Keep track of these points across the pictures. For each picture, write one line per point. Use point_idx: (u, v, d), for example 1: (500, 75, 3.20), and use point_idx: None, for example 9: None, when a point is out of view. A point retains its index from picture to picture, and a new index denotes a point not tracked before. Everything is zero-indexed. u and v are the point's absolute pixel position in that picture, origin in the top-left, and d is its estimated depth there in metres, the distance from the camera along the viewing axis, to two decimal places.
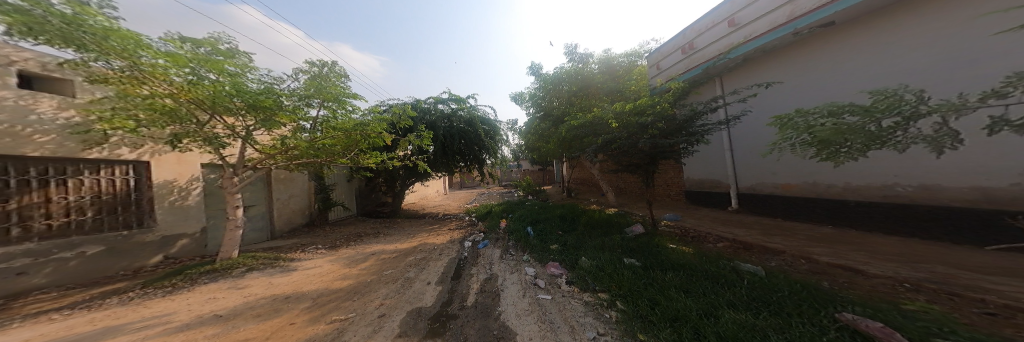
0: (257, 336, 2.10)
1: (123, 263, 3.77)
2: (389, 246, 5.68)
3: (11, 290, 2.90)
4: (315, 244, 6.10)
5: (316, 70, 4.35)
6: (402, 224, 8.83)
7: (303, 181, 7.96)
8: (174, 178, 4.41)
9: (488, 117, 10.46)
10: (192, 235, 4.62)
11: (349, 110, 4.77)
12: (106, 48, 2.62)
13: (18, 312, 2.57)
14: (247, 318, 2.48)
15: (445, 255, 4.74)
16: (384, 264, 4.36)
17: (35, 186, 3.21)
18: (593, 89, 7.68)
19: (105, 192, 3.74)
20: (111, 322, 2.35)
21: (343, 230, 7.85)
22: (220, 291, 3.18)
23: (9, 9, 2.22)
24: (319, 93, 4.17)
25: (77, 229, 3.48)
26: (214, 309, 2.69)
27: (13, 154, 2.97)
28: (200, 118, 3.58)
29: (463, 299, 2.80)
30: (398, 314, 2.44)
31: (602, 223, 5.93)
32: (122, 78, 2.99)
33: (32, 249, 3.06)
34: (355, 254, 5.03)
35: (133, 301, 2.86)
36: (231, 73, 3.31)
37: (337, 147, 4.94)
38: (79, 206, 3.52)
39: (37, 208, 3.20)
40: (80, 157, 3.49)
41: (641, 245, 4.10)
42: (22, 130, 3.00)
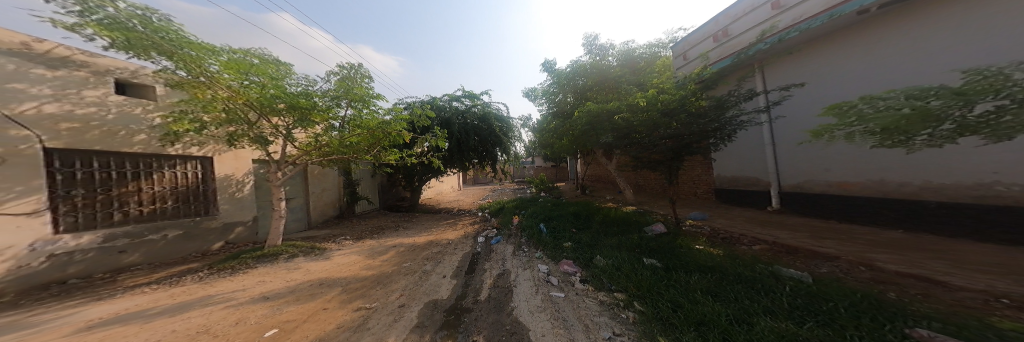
0: (297, 318, 2.31)
1: (194, 246, 4.32)
2: (407, 239, 5.94)
3: (114, 266, 3.46)
4: (345, 235, 6.55)
5: (344, 72, 4.61)
6: (420, 218, 9.18)
7: (334, 176, 8.59)
8: (230, 172, 4.93)
9: (501, 114, 10.55)
10: (246, 224, 5.15)
11: (373, 110, 5.02)
12: (182, 57, 3.09)
13: (122, 284, 3.08)
14: (290, 300, 2.74)
15: (464, 249, 4.87)
16: (403, 256, 4.58)
17: (130, 178, 3.78)
18: (609, 83, 7.39)
19: (181, 184, 4.29)
20: (186, 298, 2.70)
21: (367, 222, 8.36)
22: (269, 275, 3.55)
23: (122, 27, 2.79)
24: (346, 93, 4.44)
25: (161, 215, 4.03)
26: (264, 290, 3.00)
27: (122, 151, 3.57)
28: (251, 119, 3.95)
29: (476, 294, 2.86)
30: (416, 305, 2.56)
31: (620, 221, 5.73)
32: (193, 83, 3.40)
33: (129, 231, 3.62)
34: (377, 246, 5.32)
35: (203, 280, 3.27)
36: (274, 77, 3.64)
37: (362, 144, 5.22)
38: (162, 196, 4.07)
39: (132, 196, 3.76)
40: (160, 153, 4.01)
41: (662, 245, 3.94)
42: (120, 131, 3.53)
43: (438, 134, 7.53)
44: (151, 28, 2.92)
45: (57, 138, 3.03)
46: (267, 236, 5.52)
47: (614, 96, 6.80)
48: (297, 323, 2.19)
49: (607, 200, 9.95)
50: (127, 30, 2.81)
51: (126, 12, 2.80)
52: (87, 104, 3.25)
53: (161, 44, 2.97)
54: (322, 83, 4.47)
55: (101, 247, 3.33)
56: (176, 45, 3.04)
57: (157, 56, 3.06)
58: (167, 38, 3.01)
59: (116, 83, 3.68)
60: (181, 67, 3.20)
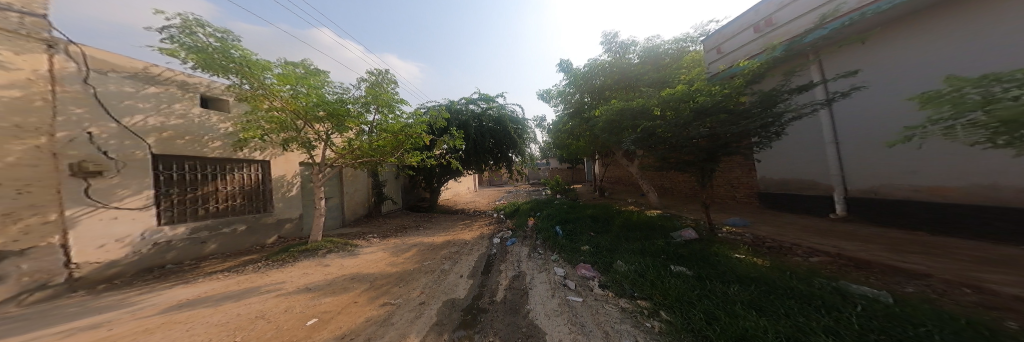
0: (332, 309, 2.49)
1: (254, 239, 4.87)
2: (427, 238, 6.16)
3: (193, 255, 4.01)
4: (373, 233, 6.95)
5: (373, 79, 4.90)
6: (438, 218, 9.47)
7: (364, 177, 9.19)
8: (280, 173, 5.49)
9: (516, 116, 10.57)
10: (293, 221, 5.68)
11: (397, 114, 5.29)
12: (245, 73, 3.53)
13: (203, 271, 3.56)
14: (328, 293, 2.96)
15: (483, 250, 4.92)
16: (423, 254, 4.74)
17: (211, 179, 4.41)
18: (628, 81, 7.07)
19: (246, 184, 4.90)
20: (245, 285, 3.03)
21: (392, 221, 8.79)
22: (311, 268, 3.87)
23: (197, 49, 3.27)
24: (374, 99, 4.72)
25: (231, 212, 4.64)
26: (307, 282, 3.29)
27: (203, 155, 4.20)
28: (299, 126, 4.39)
29: (492, 294, 2.87)
30: (435, 304, 2.62)
31: (642, 225, 5.40)
32: (254, 95, 3.84)
33: (208, 225, 4.22)
34: (400, 245, 5.59)
35: (260, 270, 3.67)
36: (316, 87, 3.99)
37: (387, 147, 5.49)
38: (232, 195, 4.68)
39: (211, 194, 4.38)
40: (232, 157, 4.61)
41: (693, 252, 3.67)
42: (202, 138, 4.18)
43: (455, 137, 7.70)
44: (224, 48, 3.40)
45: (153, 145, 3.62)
46: (311, 231, 6.05)
47: (636, 95, 6.47)
48: (332, 314, 2.36)
49: (628, 203, 9.48)
50: (201, 49, 3.29)
51: (208, 36, 3.34)
52: (170, 115, 3.83)
53: (231, 61, 3.44)
54: (355, 90, 4.80)
55: (190, 237, 3.97)
56: (240, 62, 3.48)
57: (229, 74, 3.55)
58: (236, 56, 3.48)
59: (200, 98, 4.31)
60: (244, 80, 3.65)
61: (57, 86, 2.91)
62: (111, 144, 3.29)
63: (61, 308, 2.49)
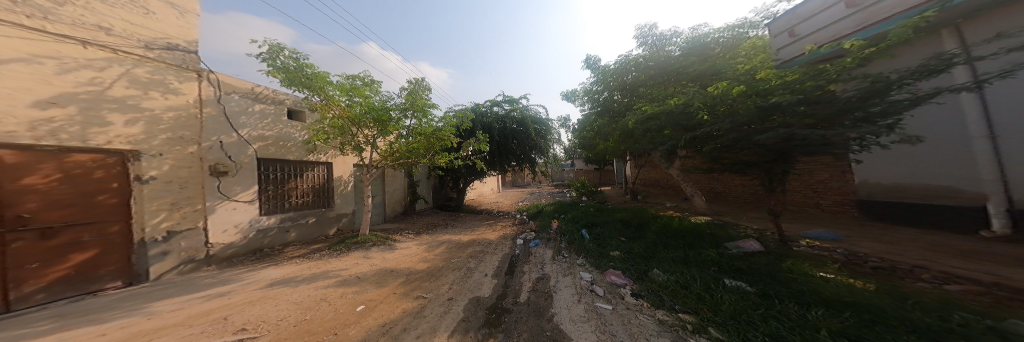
0: (375, 298, 2.71)
1: (316, 231, 5.58)
2: (456, 237, 6.41)
3: (275, 242, 4.77)
4: (408, 229, 7.44)
5: (413, 87, 5.26)
6: (464, 218, 9.78)
7: (401, 178, 9.91)
8: (336, 175, 6.20)
9: (540, 116, 10.47)
10: (347, 215, 6.39)
11: (429, 119, 5.61)
12: (315, 87, 4.11)
13: (285, 256, 4.20)
14: (370, 282, 3.25)
15: (511, 250, 4.91)
16: (452, 252, 4.92)
17: (294, 178, 5.32)
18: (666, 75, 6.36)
19: (317, 183, 5.77)
20: (308, 271, 3.45)
21: (423, 219, 9.32)
22: (360, 258, 4.29)
23: (285, 69, 3.93)
24: (411, 105, 5.06)
25: (307, 206, 5.54)
26: (358, 271, 3.65)
27: (287, 159, 5.10)
28: (354, 131, 4.93)
29: (516, 295, 2.83)
30: (462, 300, 2.69)
31: (684, 232, 4.90)
32: (320, 105, 4.44)
33: (290, 216, 5.08)
34: (432, 241, 5.89)
35: (324, 258, 4.17)
36: (366, 96, 4.45)
37: (420, 149, 5.81)
38: (307, 191, 5.57)
39: (293, 191, 5.28)
40: (307, 160, 5.50)
41: (756, 267, 3.16)
42: (285, 143, 5.07)
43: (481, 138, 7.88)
44: (304, 67, 4.04)
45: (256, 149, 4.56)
46: (360, 226, 6.73)
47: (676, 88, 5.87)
48: (374, 303, 2.57)
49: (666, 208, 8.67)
50: (286, 68, 3.93)
51: (290, 57, 3.97)
52: (258, 124, 4.64)
53: (308, 78, 4.05)
54: (396, 98, 5.20)
55: (279, 226, 4.86)
56: (312, 78, 4.05)
57: (304, 89, 4.18)
58: (311, 74, 4.05)
59: (289, 110, 5.29)
60: (313, 93, 4.25)
61: (205, 108, 3.92)
62: (232, 149, 4.21)
63: (192, 281, 3.14)
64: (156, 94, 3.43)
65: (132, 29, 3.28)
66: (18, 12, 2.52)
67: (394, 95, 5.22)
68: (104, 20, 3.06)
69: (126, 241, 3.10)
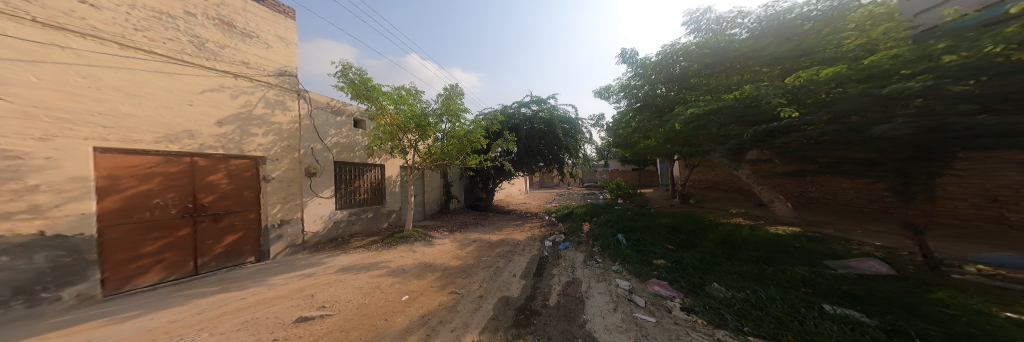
0: (415, 290, 2.93)
1: (370, 225, 6.30)
2: (488, 235, 6.59)
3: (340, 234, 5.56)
4: (443, 226, 7.90)
5: (448, 92, 5.61)
6: (494, 218, 10.01)
7: (438, 178, 10.54)
8: (386, 175, 6.92)
9: (569, 116, 10.24)
10: (394, 211, 7.07)
11: (461, 122, 5.93)
12: (371, 98, 4.89)
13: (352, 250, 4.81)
14: (412, 274, 3.53)
15: (542, 251, 4.87)
16: (482, 251, 5.06)
17: (358, 178, 6.18)
18: (732, 62, 5.06)
19: (374, 182, 6.59)
20: (366, 260, 3.94)
21: (456, 218, 9.78)
22: (404, 251, 4.71)
23: (349, 83, 4.80)
24: (446, 110, 5.43)
25: (367, 202, 6.38)
26: (403, 263, 4.01)
27: (353, 162, 5.95)
28: (400, 136, 5.51)
29: (545, 297, 2.76)
30: (491, 299, 2.76)
31: (758, 245, 4.26)
32: (374, 113, 5.19)
33: (354, 210, 5.92)
34: (464, 239, 6.16)
35: (375, 250, 4.66)
36: (409, 103, 5.05)
37: (453, 151, 6.11)
38: (367, 189, 6.42)
39: (356, 189, 6.12)
40: (365, 162, 6.30)
41: (874, 293, 2.45)
42: (352, 148, 5.91)
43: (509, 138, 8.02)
44: (363, 81, 4.84)
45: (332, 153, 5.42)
46: (404, 222, 7.37)
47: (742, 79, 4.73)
48: (414, 295, 2.79)
49: (733, 216, 7.47)
50: (351, 83, 4.80)
51: (354, 73, 4.83)
52: (331, 132, 5.44)
53: (366, 90, 4.84)
54: (433, 104, 5.63)
55: (348, 219, 5.72)
56: (368, 90, 4.82)
57: (362, 100, 5.00)
58: (366, 85, 4.82)
59: (353, 119, 6.07)
60: (369, 103, 5.03)
61: (301, 121, 4.86)
62: (319, 154, 5.15)
63: (286, 266, 3.81)
64: (271, 111, 4.37)
65: (264, 64, 4.38)
66: (202, 57, 3.60)
67: (431, 101, 5.64)
68: (246, 57, 4.13)
69: (256, 228, 4.22)
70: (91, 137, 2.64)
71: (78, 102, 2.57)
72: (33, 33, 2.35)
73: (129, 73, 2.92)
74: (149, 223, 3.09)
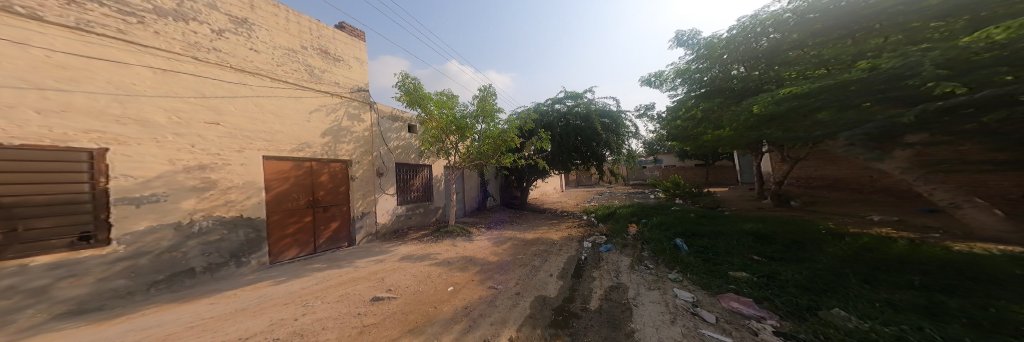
0: (458, 282, 3.14)
1: (420, 219, 7.00)
2: (525, 233, 6.67)
3: (401, 226, 6.37)
4: (480, 223, 8.26)
5: (485, 94, 6.02)
6: (529, 216, 10.03)
7: (476, 177, 11.02)
8: (431, 175, 7.57)
9: (608, 109, 9.69)
10: (439, 208, 7.74)
11: (496, 122, 6.21)
12: (421, 103, 5.49)
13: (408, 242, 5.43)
14: (455, 267, 3.79)
15: (576, 251, 4.77)
16: (517, 248, 5.13)
17: (414, 177, 7.00)
18: (864, 23, 2.90)
19: (425, 180, 7.37)
20: (417, 253, 4.37)
21: (492, 215, 10.08)
22: (447, 246, 5.08)
23: (404, 91, 5.46)
24: (482, 111, 5.87)
25: (421, 198, 7.19)
26: (447, 256, 4.34)
27: (408, 163, 6.72)
28: (444, 138, 6.01)
29: (586, 301, 2.67)
30: (528, 297, 2.79)
31: (861, 255, 3.35)
32: (422, 117, 5.78)
33: (411, 206, 6.73)
34: (500, 236, 6.33)
35: (423, 244, 5.13)
36: (452, 107, 5.55)
37: (489, 150, 6.34)
38: (422, 186, 7.24)
39: (413, 187, 6.92)
40: (415, 163, 7.00)
41: None
42: (406, 151, 6.65)
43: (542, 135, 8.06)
44: (414, 88, 5.46)
45: (393, 154, 6.27)
46: (447, 218, 7.95)
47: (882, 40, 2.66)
48: (457, 286, 2.99)
49: (876, 224, 5.09)
50: (405, 91, 5.46)
51: (407, 83, 5.47)
52: (391, 137, 6.23)
53: (415, 97, 5.44)
54: (471, 106, 6.08)
55: (406, 213, 6.49)
56: (418, 96, 5.42)
57: (413, 106, 5.61)
58: (416, 92, 5.43)
59: (410, 125, 6.84)
60: (418, 109, 5.62)
61: (372, 128, 5.68)
62: (387, 157, 6.02)
63: (357, 255, 4.49)
64: (348, 122, 5.18)
65: (349, 82, 5.29)
66: (314, 81, 4.66)
67: (469, 104, 6.11)
68: (340, 79, 5.11)
69: (342, 224, 5.06)
70: (263, 147, 3.85)
71: (254, 123, 3.75)
72: (230, 76, 3.51)
73: (281, 99, 4.10)
74: (291, 210, 4.30)
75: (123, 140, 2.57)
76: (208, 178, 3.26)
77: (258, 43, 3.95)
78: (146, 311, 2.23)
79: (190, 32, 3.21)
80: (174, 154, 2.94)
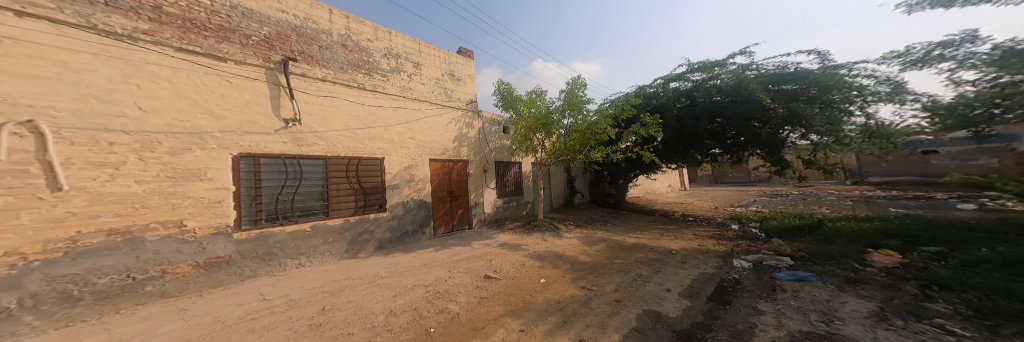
0: (550, 277, 3.05)
1: (513, 213, 7.49)
2: (625, 237, 5.84)
3: (499, 216, 7.01)
4: (568, 220, 7.96)
5: (572, 86, 5.83)
6: (626, 217, 8.79)
7: (562, 173, 10.73)
8: (522, 171, 8.01)
9: (777, 71, 6.34)
10: (528, 203, 8.06)
11: (584, 114, 5.84)
12: (509, 104, 5.88)
13: (507, 232, 5.86)
14: (546, 261, 3.76)
15: (680, 262, 3.95)
16: (614, 252, 4.53)
17: (511, 172, 7.65)
18: None
19: (517, 176, 7.88)
20: (510, 245, 4.61)
21: (581, 213, 9.51)
22: (540, 241, 5.11)
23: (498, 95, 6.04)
24: (569, 105, 5.72)
25: (516, 192, 7.72)
26: (539, 249, 4.38)
27: (504, 161, 7.35)
28: (532, 136, 6.19)
29: (737, 331, 1.84)
30: (633, 307, 2.30)
31: None
32: (513, 118, 6.19)
33: (507, 199, 7.32)
34: (592, 236, 5.81)
35: (516, 237, 5.38)
36: (536, 104, 5.67)
37: (576, 145, 5.96)
38: (516, 181, 7.80)
39: (507, 182, 7.50)
40: (509, 161, 7.56)
41: None
42: (502, 151, 7.28)
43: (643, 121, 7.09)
44: (504, 91, 5.95)
45: (495, 153, 7.09)
46: (535, 212, 8.16)
47: None
48: (548, 282, 2.87)
49: None
50: (500, 95, 5.98)
51: (500, 87, 5.97)
52: (492, 139, 7.00)
53: (505, 99, 5.89)
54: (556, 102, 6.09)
55: (502, 205, 7.09)
56: (507, 97, 5.86)
57: (505, 109, 6.10)
58: (506, 95, 5.88)
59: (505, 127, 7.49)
60: (506, 109, 6.04)
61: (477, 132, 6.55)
62: (489, 155, 6.85)
63: (469, 239, 5.27)
64: (462, 129, 6.22)
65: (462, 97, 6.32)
66: (449, 101, 6.01)
67: (554, 99, 6.15)
68: (458, 95, 6.23)
69: (463, 211, 6.08)
70: (422, 152, 5.30)
71: (416, 130, 5.24)
72: (415, 104, 5.26)
73: (434, 115, 5.62)
74: (441, 198, 5.66)
75: (386, 151, 4.71)
76: (412, 173, 5.09)
77: (422, 77, 5.48)
78: (394, 255, 4.10)
79: (405, 76, 5.19)
80: (403, 161, 4.96)
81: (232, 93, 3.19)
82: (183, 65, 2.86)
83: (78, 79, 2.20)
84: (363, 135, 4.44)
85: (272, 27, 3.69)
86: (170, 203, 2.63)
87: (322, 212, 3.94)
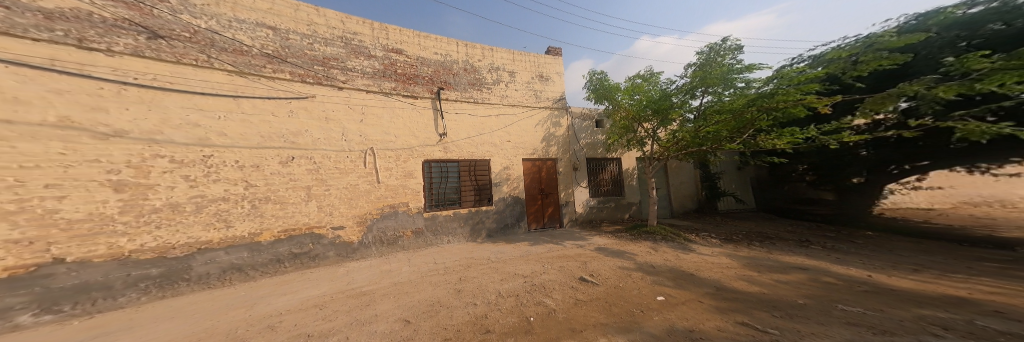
0: (667, 296, 2.24)
1: (615, 215, 6.78)
2: (830, 263, 3.57)
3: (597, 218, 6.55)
4: (708, 232, 5.89)
5: (702, 60, 4.75)
6: (821, 236, 5.52)
7: (690, 169, 8.46)
8: (623, 168, 7.08)
9: None
10: (633, 205, 7.04)
11: (735, 88, 4.64)
12: (607, 93, 5.15)
13: (609, 237, 5.12)
14: (666, 277, 2.89)
15: (948, 297, 2.13)
16: (813, 282, 2.66)
17: (603, 170, 6.89)
18: None
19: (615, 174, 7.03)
20: (615, 251, 4.00)
21: (734, 223, 6.97)
22: (664, 253, 3.97)
23: (592, 85, 5.44)
24: (703, 80, 4.61)
25: (615, 192, 6.95)
26: (656, 263, 3.46)
27: (598, 158, 6.80)
28: (643, 127, 5.34)
29: None
30: None
31: None
32: (611, 110, 5.38)
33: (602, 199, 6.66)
34: (761, 257, 3.85)
35: (625, 244, 4.50)
36: (642, 88, 4.87)
37: (723, 132, 4.61)
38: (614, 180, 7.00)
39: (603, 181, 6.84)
40: (605, 157, 6.89)
41: None
42: (596, 147, 6.79)
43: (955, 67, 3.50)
44: (595, 81, 5.34)
45: (587, 149, 6.68)
46: (644, 217, 7.11)
47: None
48: (652, 297, 2.05)
49: None
50: (593, 81, 5.37)
51: (593, 77, 5.36)
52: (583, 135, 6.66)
53: (598, 90, 5.29)
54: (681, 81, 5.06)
55: (597, 206, 6.56)
56: (602, 86, 5.22)
57: (600, 100, 5.44)
58: (598, 85, 5.30)
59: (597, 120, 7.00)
60: (599, 100, 5.41)
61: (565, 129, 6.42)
62: (580, 152, 6.54)
63: (568, 239, 4.98)
64: (551, 127, 6.29)
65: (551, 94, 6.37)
66: (542, 99, 6.27)
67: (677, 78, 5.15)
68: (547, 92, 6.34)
69: (553, 210, 6.06)
70: (516, 150, 5.75)
71: (510, 131, 5.74)
72: (511, 110, 5.80)
73: (529, 116, 6.03)
74: (532, 196, 5.87)
75: (490, 153, 5.40)
76: (508, 173, 5.55)
77: (519, 82, 5.99)
78: (499, 244, 4.71)
79: (513, 86, 5.92)
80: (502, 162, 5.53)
81: (413, 116, 4.73)
82: (389, 101, 4.52)
83: (381, 124, 4.42)
84: (483, 141, 5.37)
85: (433, 67, 5.07)
86: (387, 188, 4.30)
87: (456, 204, 5.00)
